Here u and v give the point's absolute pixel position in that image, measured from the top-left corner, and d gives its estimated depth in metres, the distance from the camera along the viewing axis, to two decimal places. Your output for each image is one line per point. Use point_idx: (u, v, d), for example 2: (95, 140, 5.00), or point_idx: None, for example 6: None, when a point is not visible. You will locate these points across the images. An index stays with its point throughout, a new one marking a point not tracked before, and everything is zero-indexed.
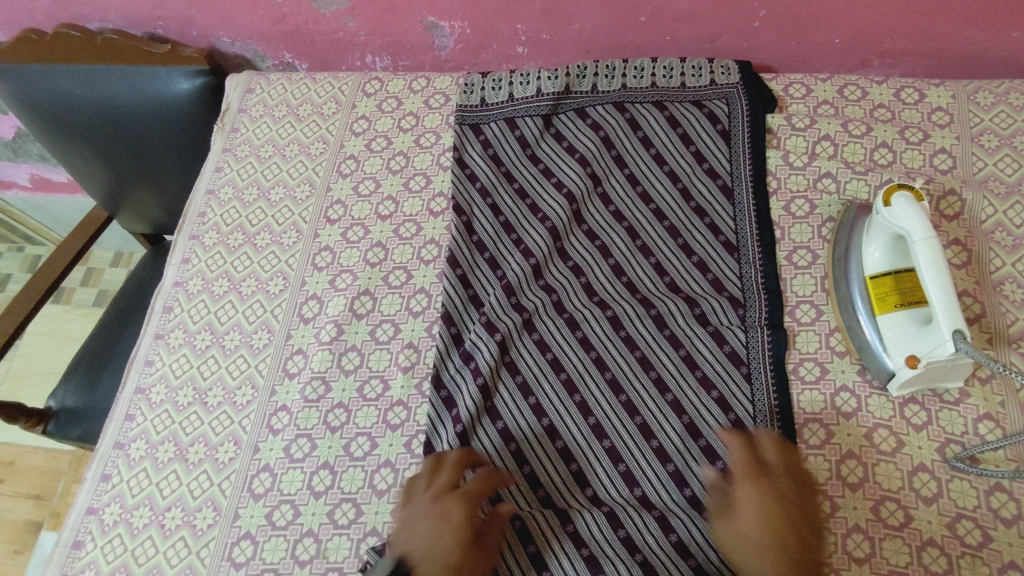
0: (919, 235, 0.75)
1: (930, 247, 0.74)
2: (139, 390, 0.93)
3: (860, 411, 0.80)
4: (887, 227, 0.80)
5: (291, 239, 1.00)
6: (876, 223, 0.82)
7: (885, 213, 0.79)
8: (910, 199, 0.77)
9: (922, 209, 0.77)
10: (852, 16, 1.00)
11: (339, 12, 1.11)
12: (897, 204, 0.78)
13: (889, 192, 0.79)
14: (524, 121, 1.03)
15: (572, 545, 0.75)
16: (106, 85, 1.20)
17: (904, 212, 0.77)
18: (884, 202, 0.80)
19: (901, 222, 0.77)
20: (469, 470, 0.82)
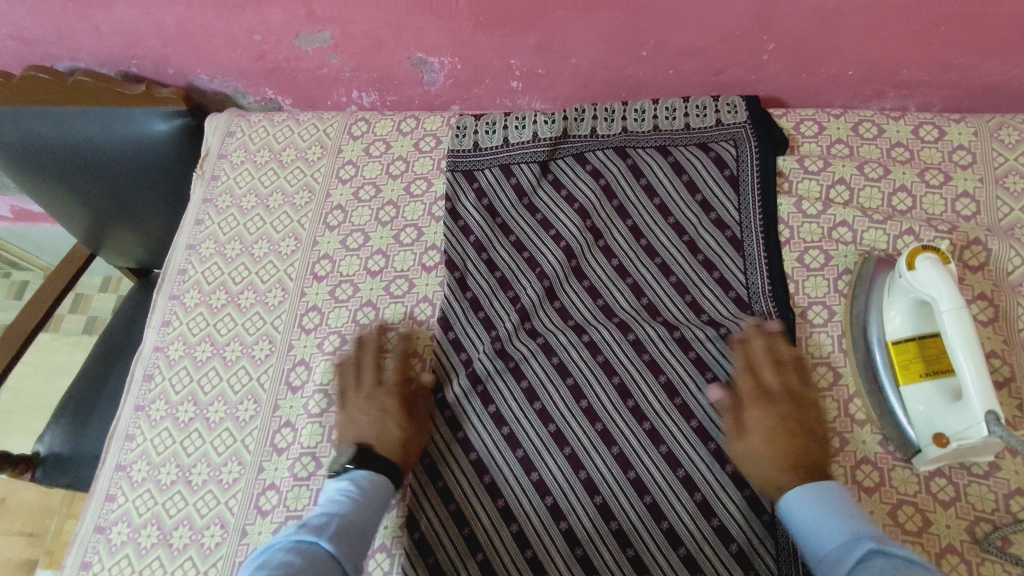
0: (947, 304, 0.69)
1: (958, 319, 0.68)
2: (119, 468, 0.88)
3: (883, 486, 0.76)
4: (909, 291, 0.74)
5: (277, 299, 0.95)
6: (897, 285, 0.76)
7: (908, 277, 0.73)
8: (934, 264, 0.72)
9: (948, 274, 0.71)
10: (869, 49, 0.93)
11: (322, 49, 1.04)
12: (921, 267, 0.72)
13: (912, 254, 0.74)
14: (520, 168, 0.98)
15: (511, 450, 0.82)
16: (79, 128, 1.14)
17: (929, 278, 0.71)
18: (907, 265, 0.74)
19: (925, 289, 0.71)
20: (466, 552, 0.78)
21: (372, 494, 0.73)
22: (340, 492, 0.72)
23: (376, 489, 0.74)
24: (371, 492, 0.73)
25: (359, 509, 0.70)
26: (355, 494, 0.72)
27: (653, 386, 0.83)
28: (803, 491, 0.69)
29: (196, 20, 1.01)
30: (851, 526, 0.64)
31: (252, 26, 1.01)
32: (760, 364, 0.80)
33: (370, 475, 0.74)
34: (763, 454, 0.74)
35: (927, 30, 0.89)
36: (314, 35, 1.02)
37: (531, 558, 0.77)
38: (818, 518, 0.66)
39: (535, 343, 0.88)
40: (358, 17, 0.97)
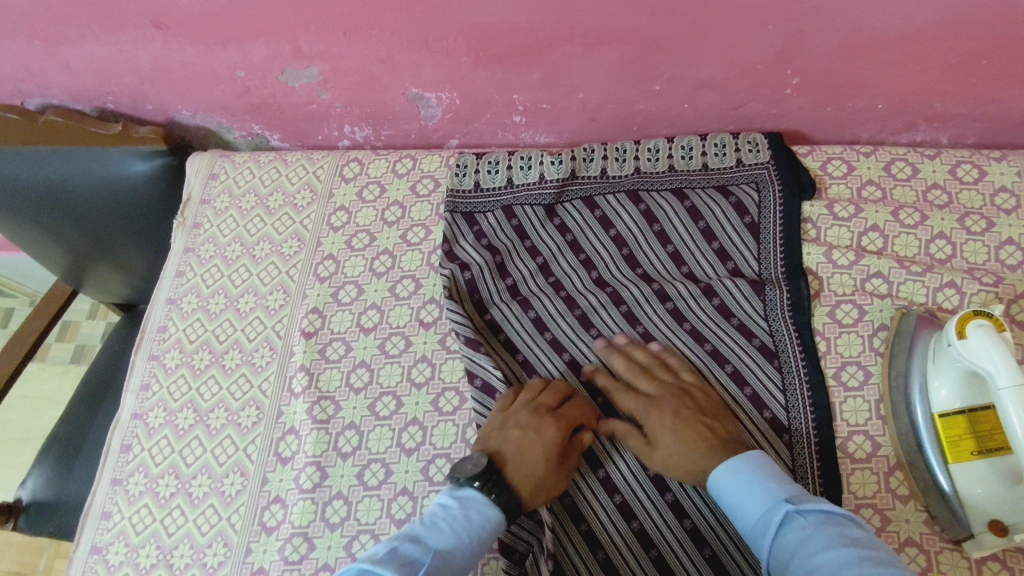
0: (1005, 380, 0.63)
1: (1017, 396, 0.62)
2: (94, 551, 0.81)
3: (931, 571, 0.69)
4: (959, 361, 0.67)
5: (264, 360, 0.88)
6: (944, 352, 0.70)
7: (958, 346, 0.67)
8: (987, 332, 0.65)
9: (1002, 344, 0.64)
10: (901, 82, 0.86)
11: (310, 85, 0.97)
12: (972, 335, 0.66)
13: (962, 319, 0.67)
14: (522, 210, 0.91)
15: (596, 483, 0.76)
16: (52, 168, 1.07)
17: (982, 348, 0.65)
18: (956, 332, 0.67)
19: (977, 360, 0.65)
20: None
21: (479, 532, 0.63)
22: (446, 516, 0.63)
23: (489, 529, 0.64)
24: (473, 523, 0.63)
25: (454, 540, 0.61)
26: (456, 521, 0.63)
27: (678, 479, 0.75)
28: (736, 464, 0.66)
29: (174, 57, 0.95)
30: (772, 493, 0.62)
31: (234, 63, 0.94)
32: (636, 375, 0.78)
33: (484, 505, 0.65)
34: (675, 448, 0.71)
35: (965, 64, 0.82)
36: (301, 71, 0.95)
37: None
38: (744, 488, 0.64)
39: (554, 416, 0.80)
40: (348, 53, 0.90)
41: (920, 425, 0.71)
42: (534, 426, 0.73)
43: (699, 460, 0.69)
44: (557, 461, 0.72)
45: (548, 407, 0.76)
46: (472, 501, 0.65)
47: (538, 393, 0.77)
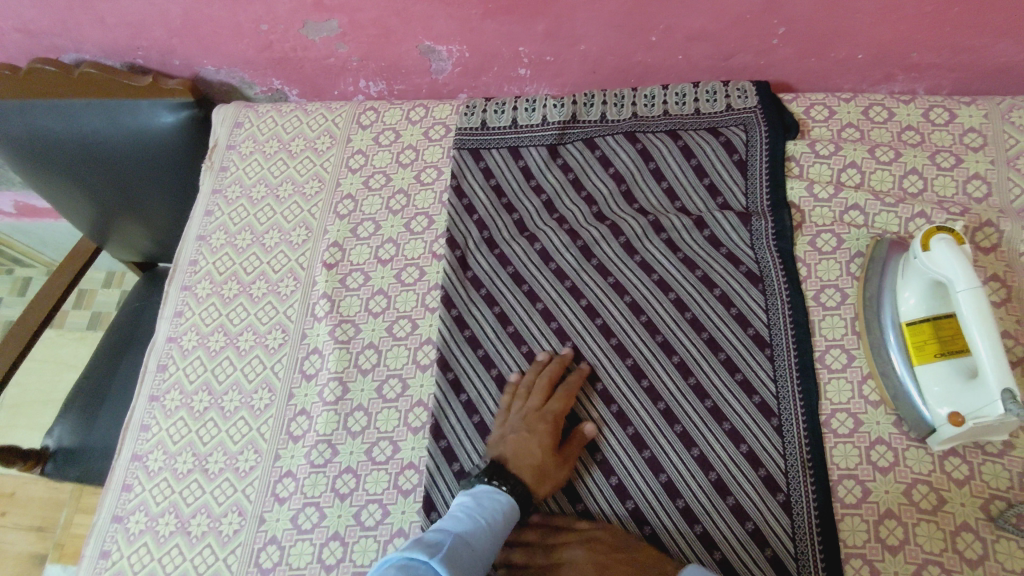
0: (963, 284, 0.70)
1: (970, 298, 0.69)
2: (136, 458, 0.88)
3: (898, 466, 0.76)
4: (925, 273, 0.75)
5: (288, 289, 0.95)
6: (912, 267, 0.77)
7: (923, 258, 0.74)
8: (949, 245, 0.72)
9: (962, 255, 0.71)
10: (879, 32, 0.93)
11: (329, 39, 1.04)
12: (938, 248, 0.73)
13: (927, 235, 0.75)
14: (528, 150, 0.98)
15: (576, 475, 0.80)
16: (86, 120, 1.13)
17: (943, 259, 0.72)
18: (922, 246, 0.75)
19: (940, 270, 0.72)
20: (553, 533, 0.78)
21: (491, 518, 0.70)
22: (461, 510, 0.70)
23: (505, 513, 0.72)
24: (495, 514, 0.70)
25: (478, 529, 0.68)
26: (477, 514, 0.70)
27: (621, 440, 0.81)
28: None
29: (202, 10, 1.01)
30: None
31: (259, 16, 1.01)
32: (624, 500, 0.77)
33: (495, 493, 0.73)
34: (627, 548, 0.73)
35: (938, 13, 0.89)
36: (321, 24, 1.01)
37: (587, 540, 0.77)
38: None
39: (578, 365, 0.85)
40: (366, 6, 0.97)
41: (893, 334, 0.78)
42: (531, 421, 0.80)
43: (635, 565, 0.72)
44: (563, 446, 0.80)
45: (560, 408, 0.81)
46: (482, 492, 0.73)
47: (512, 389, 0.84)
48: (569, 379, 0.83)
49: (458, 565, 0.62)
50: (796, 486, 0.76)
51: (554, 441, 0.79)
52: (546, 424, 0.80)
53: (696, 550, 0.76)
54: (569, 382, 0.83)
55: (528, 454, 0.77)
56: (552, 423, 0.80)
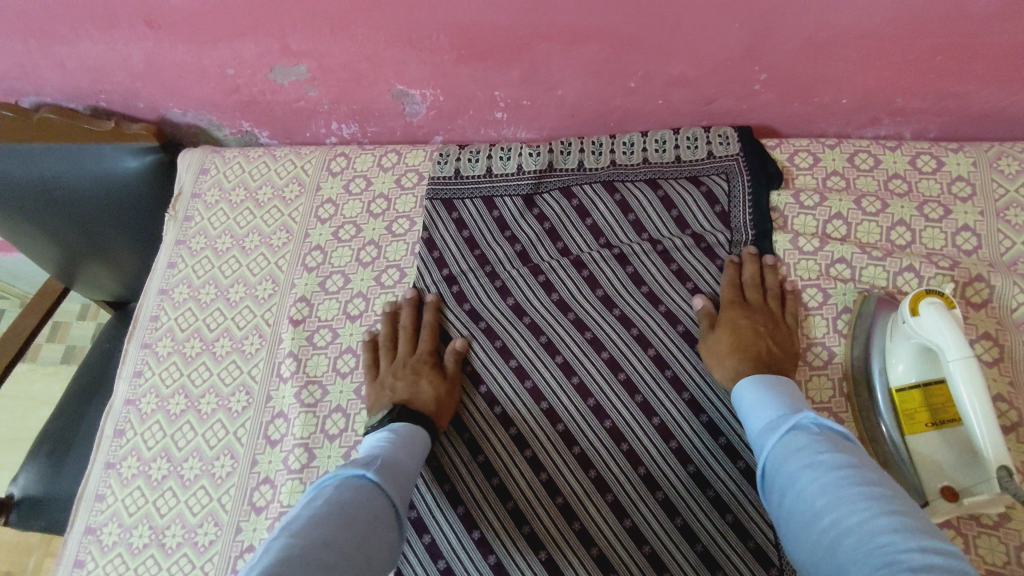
0: (953, 354, 0.67)
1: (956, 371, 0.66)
2: (88, 532, 0.83)
3: None
4: (912, 338, 0.71)
5: (253, 347, 0.91)
6: (900, 330, 0.74)
7: (912, 323, 0.70)
8: (938, 311, 0.69)
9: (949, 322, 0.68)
10: (863, 78, 0.90)
11: (298, 83, 1.00)
12: (925, 312, 0.70)
13: (915, 298, 0.71)
14: (503, 201, 0.95)
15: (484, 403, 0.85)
16: (45, 164, 1.08)
17: (931, 326, 0.69)
18: (910, 310, 0.71)
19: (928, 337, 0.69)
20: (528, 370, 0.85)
21: (412, 448, 0.74)
22: (379, 441, 0.73)
23: (414, 438, 0.75)
24: (407, 438, 0.74)
25: (400, 451, 0.72)
26: (392, 439, 0.73)
27: (486, 349, 0.87)
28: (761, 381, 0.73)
29: (165, 55, 0.98)
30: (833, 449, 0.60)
31: (224, 61, 0.97)
32: (749, 284, 0.84)
33: (410, 428, 0.76)
34: (726, 356, 0.79)
35: (923, 59, 0.86)
36: (289, 69, 0.98)
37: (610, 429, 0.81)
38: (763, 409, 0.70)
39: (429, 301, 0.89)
40: (335, 51, 0.94)
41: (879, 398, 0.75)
42: (410, 368, 0.84)
43: (737, 368, 0.77)
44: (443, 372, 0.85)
45: (454, 348, 0.87)
46: (398, 429, 0.75)
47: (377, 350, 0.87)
48: (424, 322, 0.88)
49: (392, 478, 0.66)
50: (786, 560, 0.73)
51: (439, 372, 0.84)
52: (425, 364, 0.85)
53: None
54: (424, 323, 0.88)
55: (422, 391, 0.82)
56: (430, 362, 0.85)
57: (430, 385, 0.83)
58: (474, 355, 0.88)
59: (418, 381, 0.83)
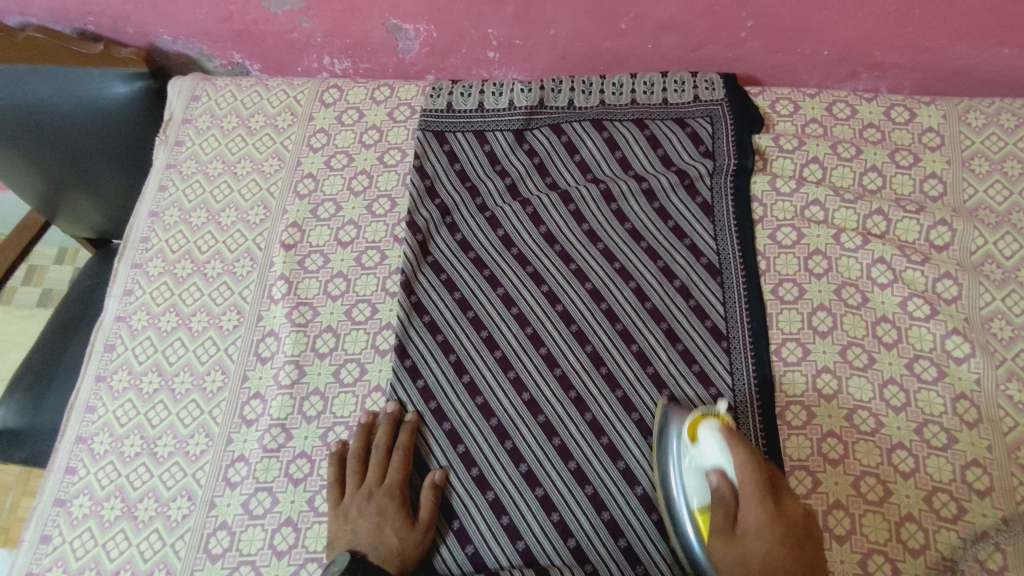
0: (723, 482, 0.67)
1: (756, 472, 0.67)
2: (79, 441, 0.86)
3: (847, 458, 0.76)
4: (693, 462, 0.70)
5: (245, 269, 0.93)
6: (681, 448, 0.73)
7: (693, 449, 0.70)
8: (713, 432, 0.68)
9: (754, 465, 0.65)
10: (844, 28, 0.93)
11: (292, 12, 1.01)
12: (704, 434, 0.69)
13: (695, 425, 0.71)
14: (494, 135, 0.97)
15: (457, 542, 0.77)
16: (32, 87, 1.08)
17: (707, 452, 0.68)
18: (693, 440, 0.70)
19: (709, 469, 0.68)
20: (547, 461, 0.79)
21: None
22: None
23: None
24: None
25: None
26: None
27: (464, 481, 0.79)
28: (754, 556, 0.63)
29: None
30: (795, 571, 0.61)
31: None
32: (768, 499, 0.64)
33: None
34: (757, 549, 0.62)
35: (901, 12, 0.90)
36: None
37: (609, 520, 0.76)
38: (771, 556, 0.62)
39: (385, 415, 0.82)
40: None
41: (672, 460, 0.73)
42: (374, 506, 0.76)
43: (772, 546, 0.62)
44: (409, 504, 0.78)
45: (402, 467, 0.79)
46: None
47: (366, 458, 0.80)
48: (376, 441, 0.80)
49: None
50: None
51: (407, 513, 0.76)
52: (392, 498, 0.77)
53: (654, 536, 0.75)
54: (398, 445, 0.80)
55: (386, 541, 0.74)
56: (400, 496, 0.77)
57: (395, 531, 0.75)
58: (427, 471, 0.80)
59: (384, 527, 0.75)
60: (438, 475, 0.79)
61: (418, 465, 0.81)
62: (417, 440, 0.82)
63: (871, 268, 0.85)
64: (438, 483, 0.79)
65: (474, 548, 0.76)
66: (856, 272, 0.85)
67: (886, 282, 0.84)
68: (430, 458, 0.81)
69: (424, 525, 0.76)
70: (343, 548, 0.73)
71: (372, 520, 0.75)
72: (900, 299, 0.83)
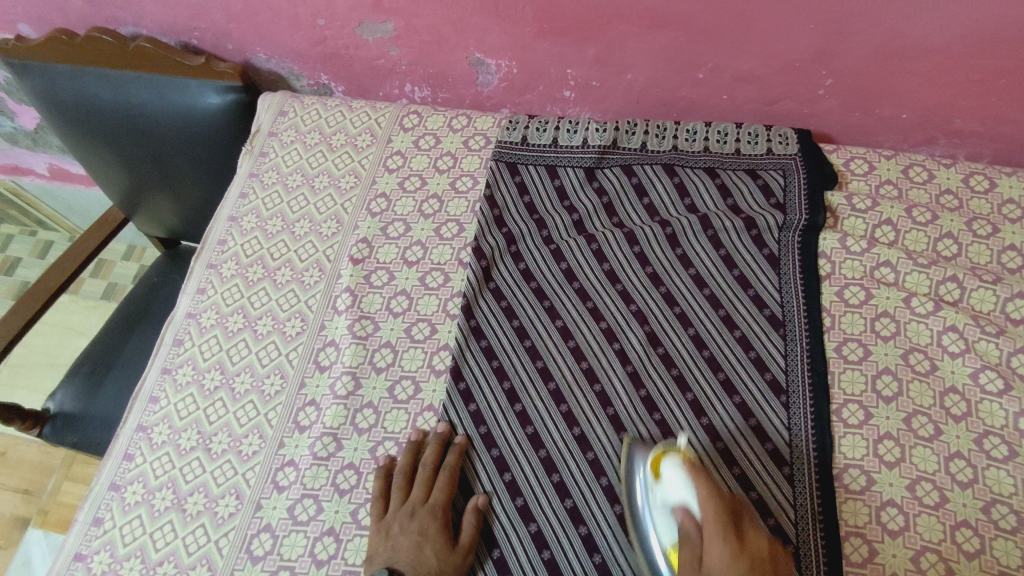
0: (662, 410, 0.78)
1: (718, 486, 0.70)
2: (140, 429, 0.89)
3: (907, 530, 0.73)
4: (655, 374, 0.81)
5: (313, 278, 0.96)
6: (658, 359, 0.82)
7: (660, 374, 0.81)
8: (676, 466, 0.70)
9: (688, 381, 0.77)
10: (925, 93, 0.93)
11: (383, 40, 1.06)
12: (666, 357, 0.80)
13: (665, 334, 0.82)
14: (565, 171, 0.99)
15: (495, 571, 0.76)
16: (134, 92, 1.15)
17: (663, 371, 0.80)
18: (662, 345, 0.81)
19: (674, 495, 0.69)
20: (592, 500, 0.78)
21: None
22: None
23: None
24: None
25: None
26: None
27: (508, 510, 0.79)
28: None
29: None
30: None
31: (317, 11, 1.03)
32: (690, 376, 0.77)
33: None
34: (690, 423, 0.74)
35: (986, 82, 0.89)
36: (376, 25, 1.03)
37: None
38: None
39: (435, 434, 0.83)
40: (423, 12, 0.99)
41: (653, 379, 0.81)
42: (416, 525, 0.76)
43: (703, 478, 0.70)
44: (450, 527, 0.77)
45: (446, 488, 0.79)
46: None
47: (412, 475, 0.80)
48: (423, 459, 0.80)
49: None
50: (805, 538, 0.73)
51: (448, 536, 0.76)
52: (435, 518, 0.77)
53: None
54: (445, 466, 0.80)
55: (425, 561, 0.74)
56: (442, 518, 0.77)
57: (434, 553, 0.74)
58: (470, 495, 0.80)
59: (424, 546, 0.75)
60: (481, 501, 0.79)
61: (463, 489, 0.81)
62: (464, 464, 0.82)
63: (942, 335, 0.83)
64: (481, 509, 0.78)
65: None
66: (926, 338, 0.83)
67: (957, 352, 0.82)
68: (475, 484, 0.81)
69: (463, 550, 0.75)
70: (381, 564, 0.74)
71: (412, 538, 0.75)
72: (971, 370, 0.80)
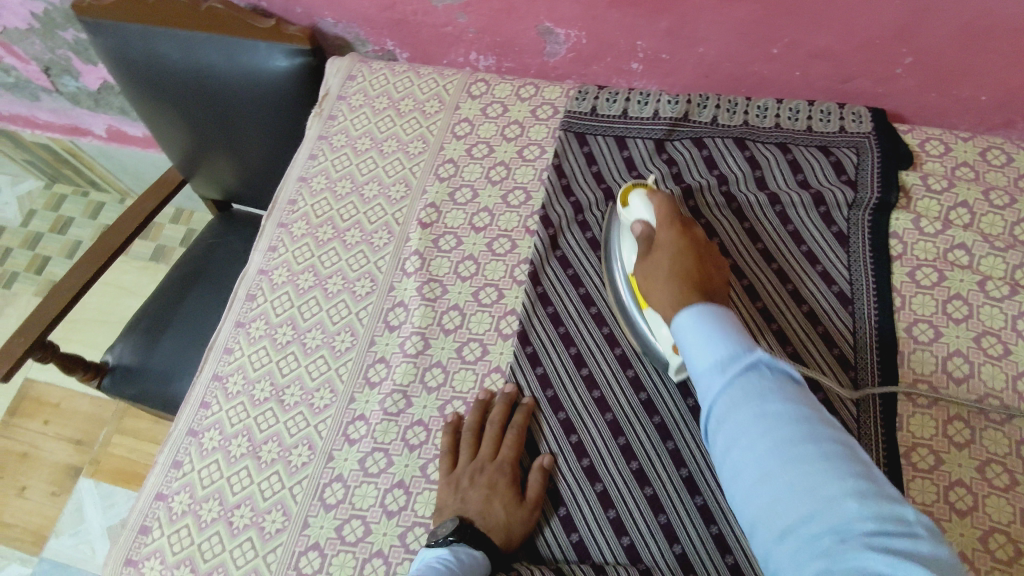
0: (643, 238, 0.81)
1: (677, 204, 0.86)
2: (216, 378, 0.92)
3: (976, 510, 0.73)
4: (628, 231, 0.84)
5: (381, 240, 0.97)
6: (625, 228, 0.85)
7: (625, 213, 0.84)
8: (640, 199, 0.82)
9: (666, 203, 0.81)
10: (1007, 76, 0.91)
11: (453, 7, 1.06)
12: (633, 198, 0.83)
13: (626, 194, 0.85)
14: (634, 142, 0.99)
15: (560, 526, 0.77)
16: (202, 52, 1.17)
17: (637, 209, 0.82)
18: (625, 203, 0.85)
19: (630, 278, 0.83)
20: (657, 465, 0.79)
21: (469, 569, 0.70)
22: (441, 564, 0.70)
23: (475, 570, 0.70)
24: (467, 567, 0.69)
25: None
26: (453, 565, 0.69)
27: (574, 470, 0.80)
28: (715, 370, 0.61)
29: None
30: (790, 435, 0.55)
31: None
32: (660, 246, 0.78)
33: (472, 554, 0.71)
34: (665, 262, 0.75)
35: None
36: None
37: (717, 534, 0.75)
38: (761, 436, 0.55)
39: (503, 394, 0.84)
40: None
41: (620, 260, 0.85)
42: (485, 479, 0.78)
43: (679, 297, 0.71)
44: (517, 483, 0.79)
45: (514, 446, 0.81)
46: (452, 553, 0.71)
47: (481, 433, 0.82)
48: (490, 417, 0.82)
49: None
50: None
51: (515, 491, 0.78)
52: (503, 474, 0.79)
53: None
54: (512, 424, 0.82)
55: (493, 513, 0.76)
56: (510, 474, 0.79)
57: (502, 506, 0.77)
58: (536, 453, 0.82)
59: (492, 499, 0.77)
60: (548, 459, 0.80)
61: (530, 448, 0.82)
62: (531, 425, 0.83)
63: (1017, 319, 0.82)
64: (547, 467, 0.80)
65: (579, 537, 0.77)
66: (999, 322, 0.82)
67: None
68: (542, 444, 0.82)
69: (529, 505, 0.77)
70: (451, 514, 0.76)
71: (481, 490, 0.77)
72: None
